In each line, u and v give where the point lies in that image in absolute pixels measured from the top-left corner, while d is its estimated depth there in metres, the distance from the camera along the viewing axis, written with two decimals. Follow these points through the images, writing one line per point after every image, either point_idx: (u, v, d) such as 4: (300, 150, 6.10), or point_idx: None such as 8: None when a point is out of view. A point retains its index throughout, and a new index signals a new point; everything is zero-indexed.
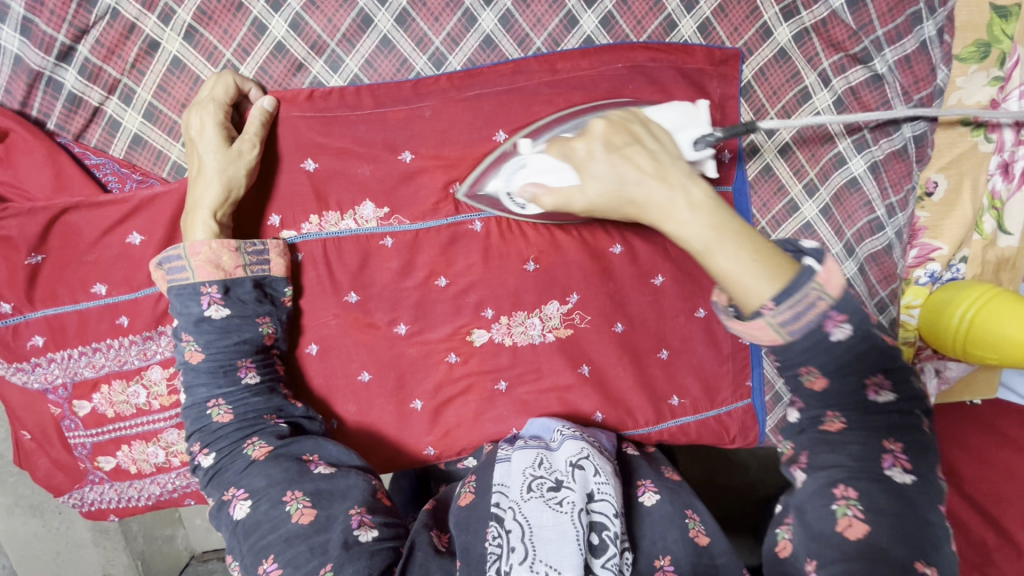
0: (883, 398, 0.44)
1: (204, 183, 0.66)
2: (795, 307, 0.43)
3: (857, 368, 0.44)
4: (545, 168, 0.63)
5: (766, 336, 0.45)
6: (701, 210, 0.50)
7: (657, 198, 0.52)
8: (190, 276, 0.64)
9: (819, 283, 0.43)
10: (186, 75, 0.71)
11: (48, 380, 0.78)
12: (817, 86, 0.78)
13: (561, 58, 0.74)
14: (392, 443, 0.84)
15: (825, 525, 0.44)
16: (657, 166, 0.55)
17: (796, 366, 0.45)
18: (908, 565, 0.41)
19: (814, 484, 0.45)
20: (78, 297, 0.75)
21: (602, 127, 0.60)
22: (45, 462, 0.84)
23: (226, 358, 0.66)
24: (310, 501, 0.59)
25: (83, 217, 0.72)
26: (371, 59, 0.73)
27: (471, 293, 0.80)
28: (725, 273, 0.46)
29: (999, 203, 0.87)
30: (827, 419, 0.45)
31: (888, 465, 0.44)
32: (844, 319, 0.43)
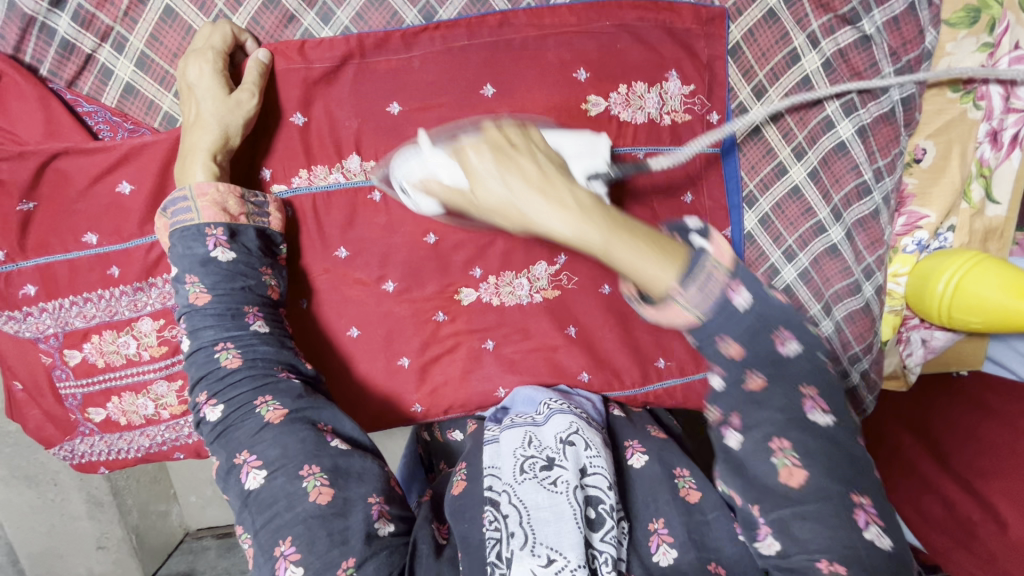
0: (790, 349, 0.45)
1: (202, 127, 0.67)
2: (700, 283, 0.44)
3: (762, 328, 0.44)
4: (439, 163, 0.63)
5: (681, 317, 0.45)
6: (591, 216, 0.49)
7: (540, 203, 0.52)
8: (196, 217, 0.65)
9: (711, 254, 0.44)
10: (178, 25, 0.71)
11: (39, 329, 0.79)
12: (805, 47, 0.78)
13: (550, 13, 0.75)
14: (380, 400, 0.85)
15: (769, 476, 0.47)
16: (538, 172, 0.54)
17: (710, 338, 0.45)
18: (846, 498, 0.46)
19: (751, 442, 0.46)
20: (69, 246, 0.76)
21: (495, 135, 0.60)
22: (36, 414, 0.85)
23: (233, 302, 0.66)
24: (328, 479, 0.59)
25: (74, 164, 0.73)
26: (362, 12, 0.73)
27: (460, 251, 0.81)
28: (625, 268, 0.47)
29: (988, 171, 0.86)
30: (748, 377, 0.45)
31: (810, 408, 0.45)
32: (745, 286, 0.44)
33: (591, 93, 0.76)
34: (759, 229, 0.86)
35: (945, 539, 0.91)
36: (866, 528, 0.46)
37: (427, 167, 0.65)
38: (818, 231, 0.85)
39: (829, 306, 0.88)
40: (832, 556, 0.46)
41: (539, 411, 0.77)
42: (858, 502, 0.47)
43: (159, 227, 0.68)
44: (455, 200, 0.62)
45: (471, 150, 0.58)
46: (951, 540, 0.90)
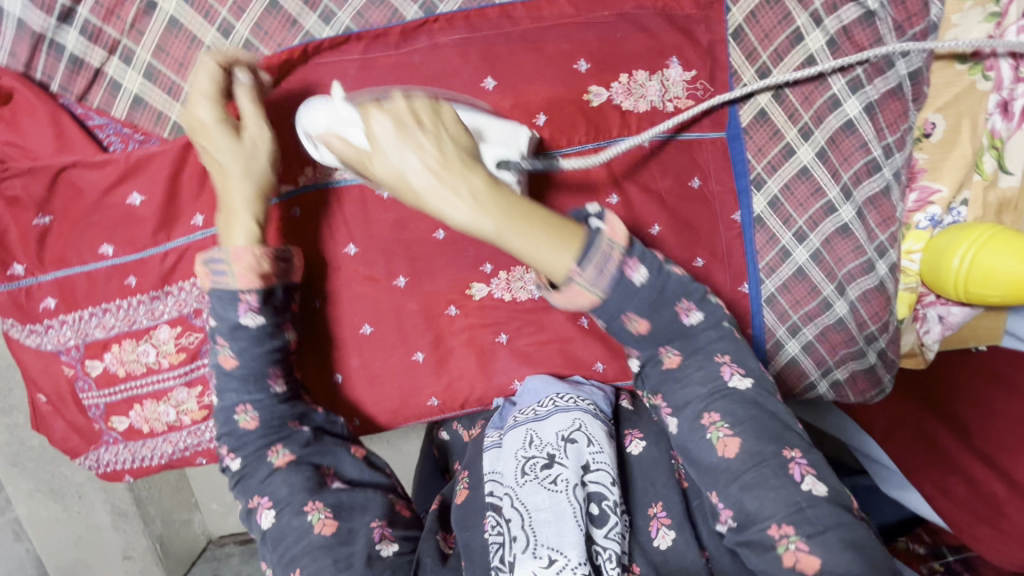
0: (693, 319, 0.58)
1: (235, 183, 0.67)
2: (596, 264, 0.54)
3: (660, 303, 0.56)
4: (342, 119, 0.64)
5: (585, 299, 0.55)
6: (485, 206, 0.54)
7: (436, 189, 0.54)
8: (231, 282, 0.65)
9: (604, 236, 0.55)
10: (184, 35, 0.72)
11: (61, 341, 0.81)
12: (808, 26, 0.78)
13: (549, 4, 0.75)
14: (396, 397, 0.85)
15: (710, 454, 0.58)
16: (440, 155, 0.55)
17: (617, 316, 0.56)
18: (779, 456, 0.56)
19: (687, 421, 0.59)
20: (85, 258, 0.77)
21: (404, 106, 0.58)
22: (60, 425, 0.86)
23: (258, 365, 0.68)
24: (332, 513, 0.65)
25: (85, 176, 0.74)
26: (362, 11, 0.73)
27: (470, 245, 0.82)
28: (525, 253, 0.54)
29: (999, 142, 0.84)
30: (666, 357, 0.59)
31: (728, 377, 0.58)
32: (639, 262, 0.55)
33: (593, 83, 0.78)
34: (768, 212, 0.87)
35: (968, 516, 0.95)
36: (801, 481, 0.55)
37: (330, 119, 0.65)
38: (828, 211, 0.85)
39: (842, 286, 0.87)
40: (779, 520, 0.54)
41: (543, 404, 0.77)
42: (790, 458, 0.56)
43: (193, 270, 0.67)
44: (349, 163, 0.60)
45: (374, 118, 0.56)
46: (974, 516, 0.95)
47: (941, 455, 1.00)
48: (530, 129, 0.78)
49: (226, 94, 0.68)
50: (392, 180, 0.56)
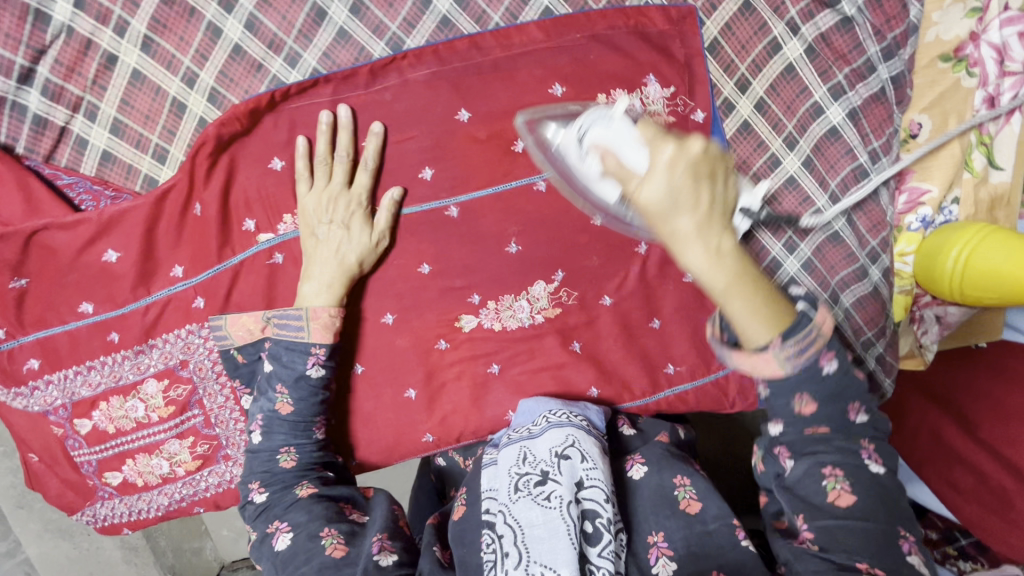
0: (860, 420, 0.57)
1: (327, 262, 0.72)
2: (800, 343, 0.53)
3: (839, 399, 0.56)
4: (622, 139, 0.57)
5: (768, 367, 0.54)
6: (725, 260, 0.52)
7: (688, 233, 0.52)
8: (305, 336, 0.72)
9: (817, 324, 0.53)
10: (147, 87, 0.71)
11: (47, 402, 0.80)
12: (786, 35, 0.78)
13: (519, 30, 0.74)
14: (391, 433, 0.85)
15: (817, 496, 0.57)
16: (710, 212, 0.52)
17: (789, 395, 0.56)
18: (891, 529, 0.55)
19: (805, 467, 0.57)
20: (66, 318, 0.76)
21: (699, 151, 0.52)
22: (55, 483, 0.85)
23: (308, 413, 0.74)
24: (344, 538, 0.66)
25: (57, 238, 0.72)
26: (328, 51, 0.72)
27: (456, 277, 0.81)
28: (738, 316, 0.53)
29: (988, 138, 0.83)
30: (800, 403, 0.56)
31: (866, 457, 0.57)
32: (834, 355, 0.54)
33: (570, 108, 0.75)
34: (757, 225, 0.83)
35: (978, 509, 0.91)
36: (909, 554, 0.55)
37: (608, 134, 0.59)
38: (818, 220, 0.83)
39: (837, 294, 0.86)
40: (871, 562, 0.54)
41: (537, 422, 0.76)
42: (903, 534, 0.56)
43: (248, 324, 0.75)
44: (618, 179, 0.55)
45: (666, 151, 0.52)
46: (984, 509, 0.90)
47: (947, 447, 0.97)
48: (508, 157, 0.77)
49: (371, 198, 0.75)
50: (652, 210, 0.52)
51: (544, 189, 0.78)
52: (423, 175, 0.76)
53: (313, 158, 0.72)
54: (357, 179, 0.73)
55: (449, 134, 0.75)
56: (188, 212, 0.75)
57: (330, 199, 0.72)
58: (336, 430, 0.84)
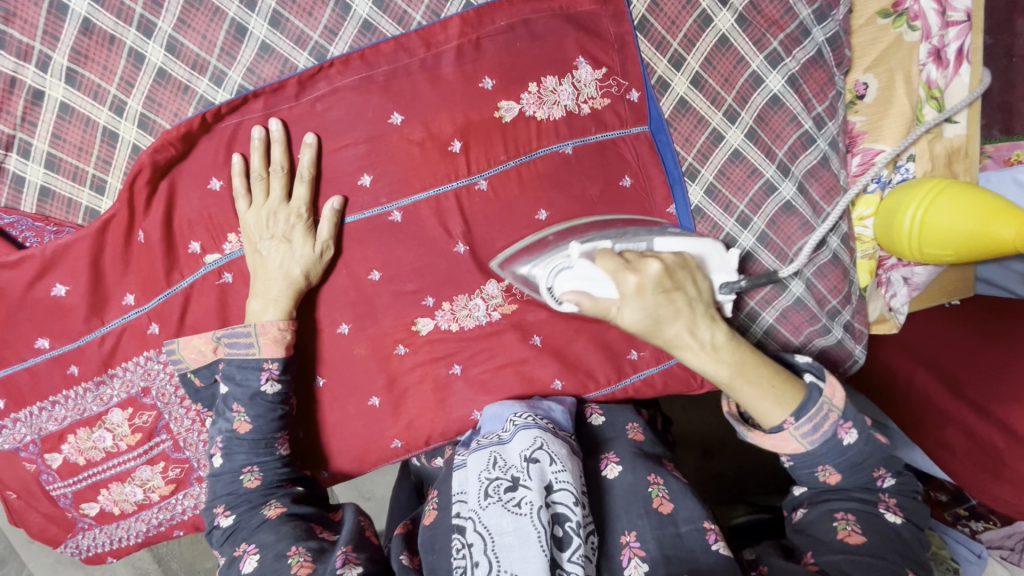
0: (886, 483, 0.65)
1: (270, 278, 0.72)
2: (812, 421, 0.63)
3: (863, 466, 0.64)
4: (590, 276, 0.67)
5: (789, 445, 0.64)
6: (724, 358, 0.64)
7: (677, 336, 0.64)
8: (256, 353, 0.72)
9: (828, 397, 0.63)
10: (77, 119, 0.71)
11: (17, 439, 0.80)
12: (715, 7, 0.77)
13: (442, 27, 0.72)
14: (361, 442, 0.85)
15: (828, 534, 0.62)
16: (691, 313, 0.64)
17: (814, 465, 0.64)
18: (901, 569, 0.58)
19: (820, 512, 0.65)
20: (24, 354, 0.77)
21: (659, 271, 0.64)
22: (36, 517, 0.86)
23: (268, 433, 0.74)
24: (311, 556, 0.65)
25: (4, 276, 0.73)
26: (253, 67, 0.71)
27: (407, 281, 0.80)
28: (749, 400, 0.64)
29: (938, 92, 0.79)
30: (825, 473, 0.65)
31: (882, 508, 0.63)
32: (851, 424, 0.63)
33: (502, 98, 0.75)
34: (706, 201, 0.83)
35: (972, 468, 0.86)
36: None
37: (579, 276, 0.68)
38: (768, 191, 0.82)
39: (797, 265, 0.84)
40: None
41: (505, 427, 0.75)
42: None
43: (201, 344, 0.75)
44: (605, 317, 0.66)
45: (630, 278, 0.63)
46: (977, 467, 0.86)
47: (936, 408, 0.91)
48: (447, 157, 0.76)
49: (313, 211, 0.74)
50: (641, 332, 0.64)
51: (486, 187, 0.78)
52: (362, 182, 0.76)
53: (249, 175, 0.72)
54: (295, 192, 0.72)
55: (384, 139, 0.74)
56: (133, 240, 0.75)
57: (269, 215, 0.71)
58: (306, 443, 0.84)
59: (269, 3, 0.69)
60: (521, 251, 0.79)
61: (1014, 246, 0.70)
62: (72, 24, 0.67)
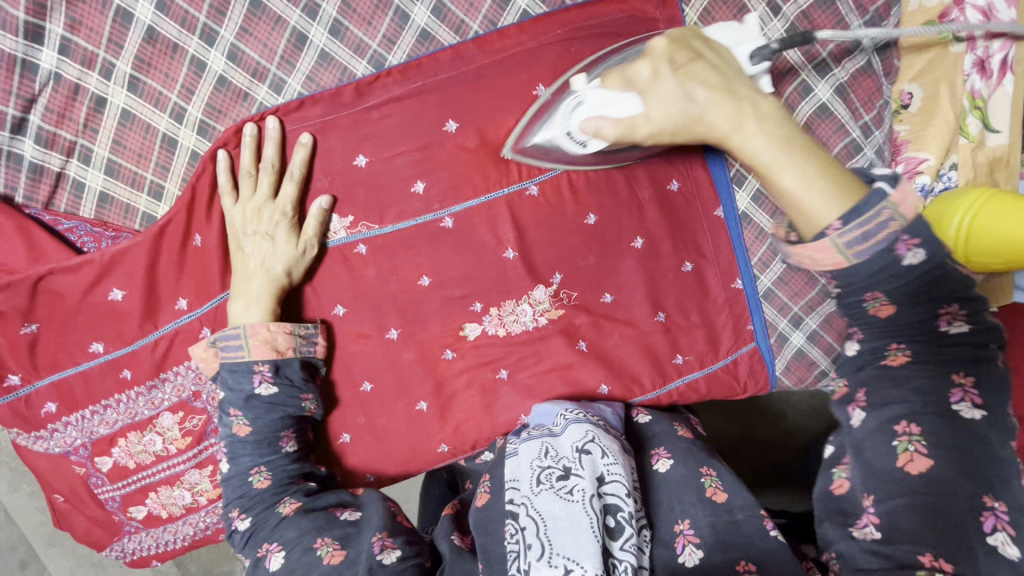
0: (956, 330, 0.50)
1: (250, 275, 0.71)
2: (863, 225, 0.49)
3: (925, 296, 0.50)
4: (605, 100, 0.63)
5: (830, 259, 0.50)
6: (768, 129, 0.54)
7: (723, 119, 0.56)
8: (246, 356, 0.70)
9: (892, 203, 0.48)
10: (138, 126, 0.72)
11: (67, 443, 0.81)
12: (767, 16, 0.77)
13: (499, 37, 0.73)
14: (406, 446, 0.86)
15: (886, 460, 0.49)
16: (724, 82, 0.58)
17: (860, 292, 0.52)
18: (975, 498, 0.46)
19: (875, 420, 0.50)
20: (78, 358, 0.77)
21: (664, 47, 0.60)
22: (82, 520, 0.87)
23: (271, 430, 0.71)
24: (340, 544, 0.64)
25: (62, 282, 0.73)
26: (312, 75, 0.72)
27: (456, 287, 0.81)
28: (789, 190, 0.52)
29: (982, 102, 0.81)
30: (891, 353, 0.52)
31: (956, 401, 0.48)
32: (916, 243, 0.48)
33: None
34: (752, 207, 0.85)
35: None
36: (990, 533, 0.45)
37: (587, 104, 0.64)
38: None
39: None
40: (937, 552, 0.45)
41: (555, 422, 0.76)
42: (987, 506, 0.46)
43: (201, 353, 0.74)
44: (626, 135, 0.61)
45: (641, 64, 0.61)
46: None
47: None
48: (500, 165, 0.77)
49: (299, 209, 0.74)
50: (683, 121, 0.58)
51: (537, 193, 0.79)
52: (415, 189, 0.76)
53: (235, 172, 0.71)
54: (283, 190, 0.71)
55: (438, 146, 0.75)
56: (188, 244, 0.75)
57: (253, 211, 0.71)
58: (352, 447, 0.85)
59: (330, 11, 0.70)
60: (531, 121, 0.73)
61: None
62: (136, 31, 0.68)
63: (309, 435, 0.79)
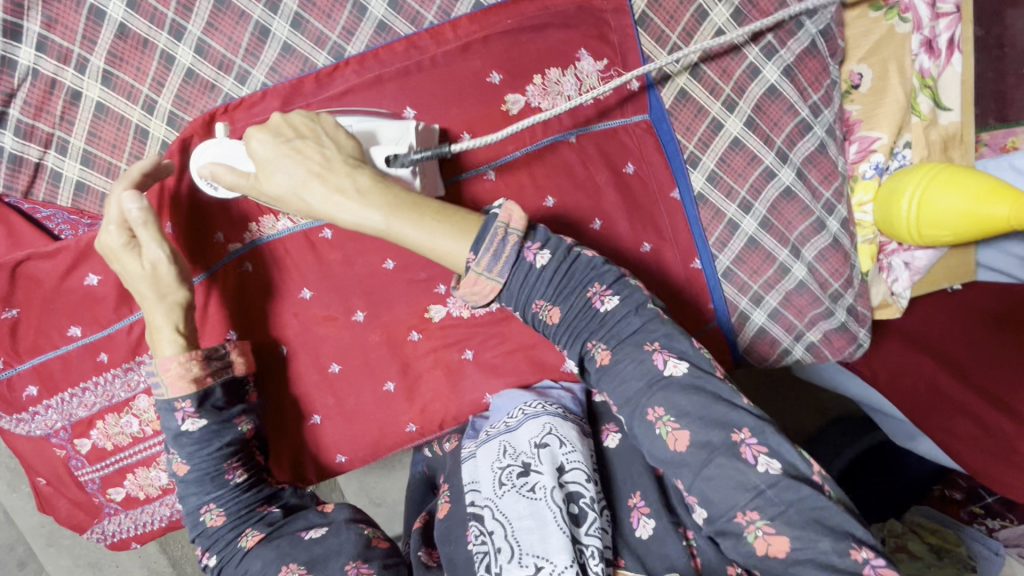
0: (609, 304, 0.58)
1: (150, 307, 0.69)
2: (492, 250, 0.57)
3: (569, 287, 0.58)
4: (231, 150, 0.68)
5: (486, 286, 0.58)
6: (369, 199, 0.59)
7: (328, 198, 0.60)
8: (165, 394, 0.68)
9: (500, 222, 0.57)
10: (111, 117, 0.76)
11: (48, 425, 0.84)
12: (711, 2, 0.80)
13: (453, 26, 0.76)
14: (375, 427, 0.88)
15: (667, 451, 0.54)
16: (326, 164, 0.61)
17: (529, 302, 0.59)
18: (729, 440, 0.52)
19: (634, 417, 0.56)
20: (57, 342, 0.81)
21: (281, 124, 0.64)
22: (65, 503, 0.89)
23: (211, 465, 0.69)
24: (305, 569, 0.63)
25: (41, 267, 0.77)
26: (275, 66, 0.75)
27: (421, 270, 0.84)
28: (418, 241, 0.58)
29: (931, 81, 0.84)
30: (596, 353, 0.58)
31: (663, 366, 0.55)
32: (538, 246, 0.58)
33: (508, 92, 0.79)
34: (708, 187, 0.86)
35: (984, 458, 0.85)
36: (754, 463, 0.51)
37: (215, 154, 0.69)
38: (768, 177, 0.85)
39: (797, 248, 0.87)
40: (743, 507, 0.51)
41: (514, 415, 0.77)
42: (739, 439, 0.52)
43: None
44: (253, 193, 0.65)
45: (255, 138, 0.63)
46: (988, 455, 0.85)
47: (940, 396, 0.90)
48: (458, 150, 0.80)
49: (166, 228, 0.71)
50: (302, 203, 0.61)
51: (495, 178, 0.80)
52: None
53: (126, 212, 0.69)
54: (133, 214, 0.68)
55: None
56: None
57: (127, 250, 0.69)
58: (320, 428, 0.87)
59: (290, 5, 0.73)
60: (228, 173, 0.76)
61: (1010, 224, 0.71)
62: (108, 28, 0.72)
63: (262, 452, 0.76)
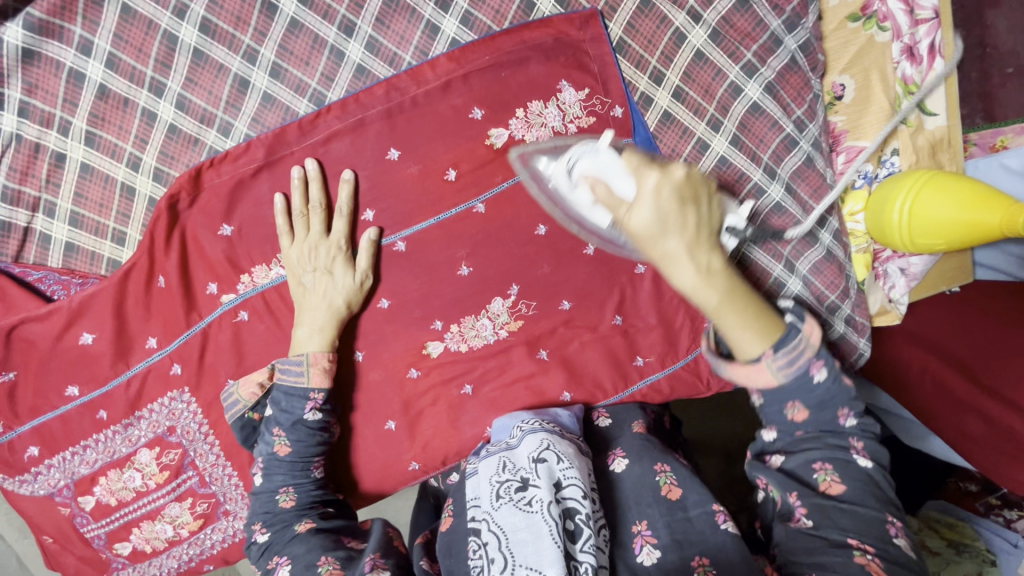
0: (849, 423, 0.62)
1: (312, 308, 0.76)
2: (790, 355, 0.58)
3: (829, 407, 0.61)
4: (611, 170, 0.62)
5: (762, 377, 0.59)
6: (713, 281, 0.57)
7: (676, 254, 0.56)
8: (304, 381, 0.73)
9: (806, 340, 0.59)
10: (96, 177, 0.76)
11: (51, 484, 0.84)
12: (688, 24, 0.80)
13: (430, 65, 0.76)
14: (380, 465, 0.87)
15: (809, 481, 0.62)
16: (697, 231, 0.57)
17: (783, 402, 0.61)
18: (881, 514, 0.59)
19: (801, 460, 0.63)
20: (56, 402, 0.81)
21: (687, 177, 0.57)
22: (72, 560, 0.89)
23: (308, 455, 0.74)
24: (340, 564, 0.64)
25: (35, 330, 0.78)
26: (257, 116, 0.76)
27: (415, 308, 0.83)
28: (730, 328, 0.58)
29: (915, 87, 0.82)
30: (792, 410, 0.61)
31: (855, 453, 0.62)
32: (823, 365, 0.60)
33: (491, 127, 0.79)
34: None
35: (993, 454, 0.83)
36: (896, 535, 0.57)
37: (601, 166, 0.64)
38: (757, 193, 0.85)
39: (791, 263, 0.87)
40: (860, 536, 0.57)
41: (512, 434, 0.76)
42: (890, 519, 0.58)
43: (251, 385, 0.76)
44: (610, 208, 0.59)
45: (651, 180, 0.56)
46: (998, 452, 0.83)
47: (943, 394, 0.88)
48: (444, 187, 0.80)
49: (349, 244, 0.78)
50: (641, 236, 0.57)
51: (483, 210, 0.81)
52: (365, 216, 0.79)
53: (291, 213, 0.76)
54: (334, 227, 0.76)
55: (384, 173, 0.78)
56: (153, 285, 0.79)
57: (310, 250, 0.75)
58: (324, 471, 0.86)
59: (267, 55, 0.74)
60: (547, 150, 0.74)
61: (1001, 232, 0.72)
62: (88, 90, 0.72)
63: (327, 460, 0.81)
